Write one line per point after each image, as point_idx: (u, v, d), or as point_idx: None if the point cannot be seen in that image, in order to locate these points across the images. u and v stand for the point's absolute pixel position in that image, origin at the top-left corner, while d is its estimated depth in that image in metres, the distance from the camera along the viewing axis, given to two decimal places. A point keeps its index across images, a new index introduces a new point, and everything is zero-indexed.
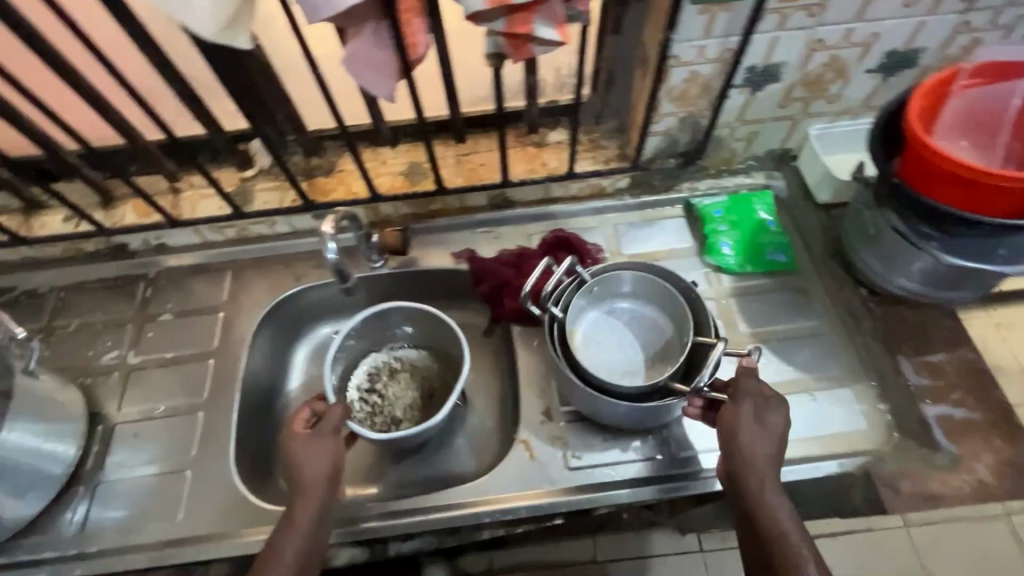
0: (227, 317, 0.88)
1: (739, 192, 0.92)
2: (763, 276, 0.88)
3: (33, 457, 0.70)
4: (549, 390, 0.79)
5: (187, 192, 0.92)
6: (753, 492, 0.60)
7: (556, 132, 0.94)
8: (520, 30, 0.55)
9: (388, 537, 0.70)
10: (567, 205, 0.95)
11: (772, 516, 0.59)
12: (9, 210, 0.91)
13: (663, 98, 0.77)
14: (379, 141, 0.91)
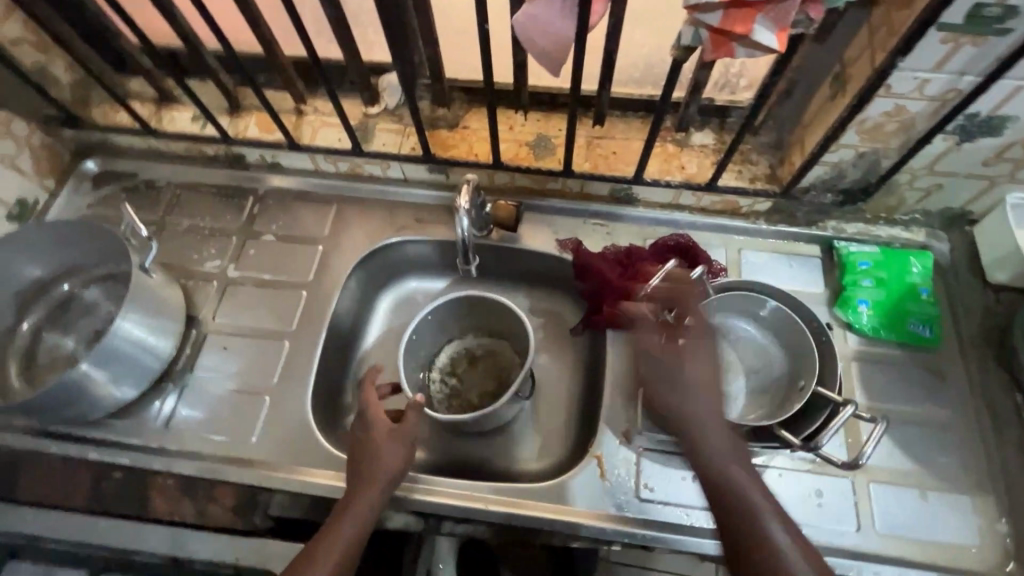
0: (325, 252, 0.88)
1: (893, 246, 0.81)
2: (897, 347, 0.78)
3: (137, 347, 0.74)
4: (634, 411, 0.75)
5: (310, 116, 0.90)
6: (734, 480, 0.61)
7: (703, 134, 0.85)
8: (737, 30, 0.47)
9: (444, 514, 0.70)
10: (693, 215, 0.87)
11: (749, 504, 0.59)
12: (143, 98, 0.92)
13: (851, 128, 0.67)
14: (512, 104, 0.86)
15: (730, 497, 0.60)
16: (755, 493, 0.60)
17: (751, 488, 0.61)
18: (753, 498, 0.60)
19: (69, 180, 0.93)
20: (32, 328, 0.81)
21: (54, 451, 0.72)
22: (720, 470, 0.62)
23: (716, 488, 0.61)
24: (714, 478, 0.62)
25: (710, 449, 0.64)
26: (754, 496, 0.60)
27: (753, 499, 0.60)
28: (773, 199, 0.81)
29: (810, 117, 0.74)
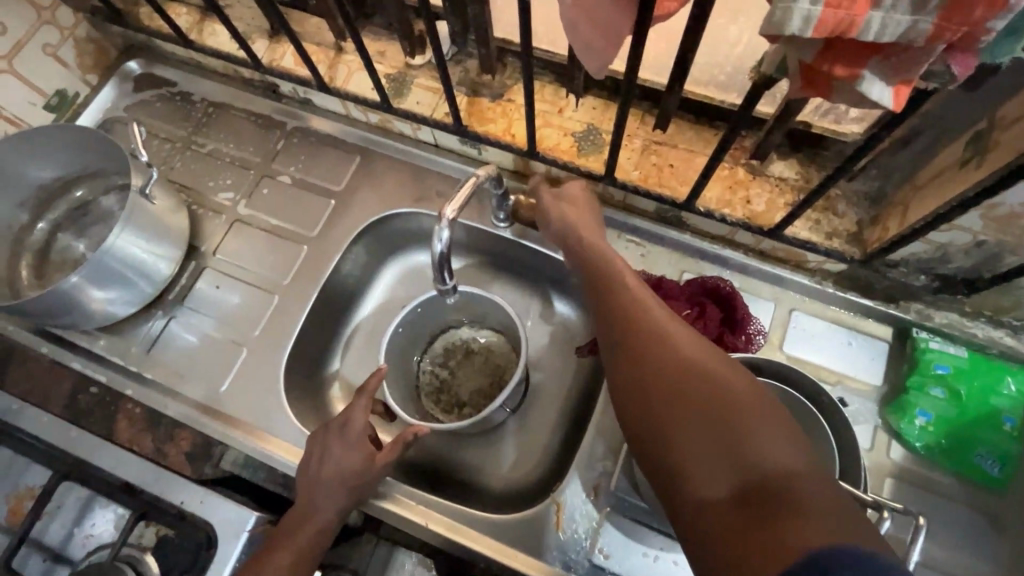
0: (336, 208, 0.82)
1: (987, 354, 0.66)
2: (949, 474, 0.64)
3: (130, 269, 0.73)
4: (611, 466, 0.67)
5: (348, 56, 0.82)
6: (722, 413, 0.41)
7: (786, 165, 0.69)
8: (837, 72, 0.34)
9: (388, 518, 0.68)
10: (747, 257, 0.73)
11: (764, 462, 0.38)
12: (189, 4, 0.87)
13: (974, 210, 0.51)
14: (566, 85, 0.73)
15: (720, 427, 0.40)
16: (784, 446, 0.39)
17: (779, 431, 0.40)
18: (778, 454, 0.39)
19: (112, 78, 0.91)
20: (49, 226, 0.82)
21: (45, 351, 0.75)
22: (716, 399, 0.42)
23: (699, 413, 0.42)
24: (698, 408, 0.42)
25: (697, 373, 0.44)
26: (780, 452, 0.39)
27: (781, 452, 0.39)
28: (848, 264, 0.67)
29: (926, 178, 0.58)
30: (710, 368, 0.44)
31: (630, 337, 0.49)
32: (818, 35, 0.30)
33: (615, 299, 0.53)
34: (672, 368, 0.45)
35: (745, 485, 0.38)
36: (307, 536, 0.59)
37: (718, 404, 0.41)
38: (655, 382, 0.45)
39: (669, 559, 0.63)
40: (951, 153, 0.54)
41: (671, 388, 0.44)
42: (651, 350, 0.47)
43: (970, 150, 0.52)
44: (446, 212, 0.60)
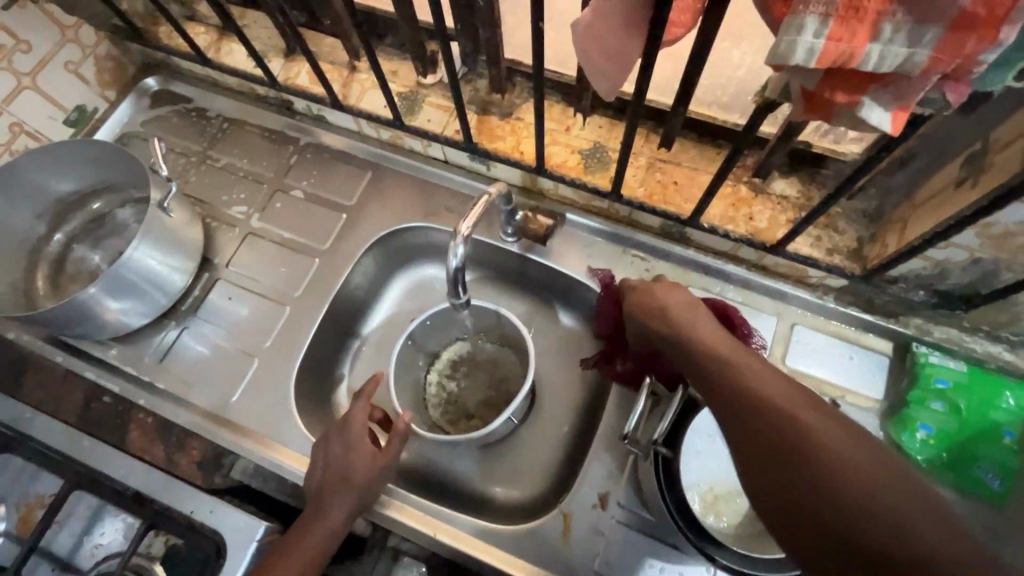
0: (348, 222, 0.84)
1: (985, 369, 0.67)
2: (952, 488, 0.65)
3: (146, 280, 0.74)
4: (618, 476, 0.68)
5: (362, 75, 0.84)
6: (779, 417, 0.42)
7: (786, 183, 0.72)
8: (837, 98, 0.36)
9: (395, 529, 0.68)
10: (751, 272, 0.75)
11: (833, 467, 0.38)
12: (207, 24, 0.90)
13: (970, 228, 0.53)
14: (574, 104, 0.76)
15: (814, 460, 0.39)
16: (851, 451, 0.39)
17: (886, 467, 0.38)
18: (846, 456, 0.38)
19: (130, 94, 0.93)
20: (66, 237, 0.83)
21: (59, 360, 0.77)
22: (778, 407, 0.43)
23: (795, 449, 0.40)
24: (791, 443, 0.40)
25: (789, 409, 0.43)
26: (849, 456, 0.38)
27: (850, 457, 0.38)
28: (849, 280, 0.68)
29: (924, 197, 0.59)
30: (800, 410, 0.42)
31: (710, 375, 0.49)
32: (820, 66, 0.33)
33: (695, 335, 0.54)
34: (757, 407, 0.44)
35: (857, 517, 0.36)
36: (311, 544, 0.60)
37: (808, 435, 0.40)
38: (748, 418, 0.44)
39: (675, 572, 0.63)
40: (948, 172, 0.56)
41: (757, 427, 0.43)
42: (742, 395, 0.46)
43: (965, 170, 0.54)
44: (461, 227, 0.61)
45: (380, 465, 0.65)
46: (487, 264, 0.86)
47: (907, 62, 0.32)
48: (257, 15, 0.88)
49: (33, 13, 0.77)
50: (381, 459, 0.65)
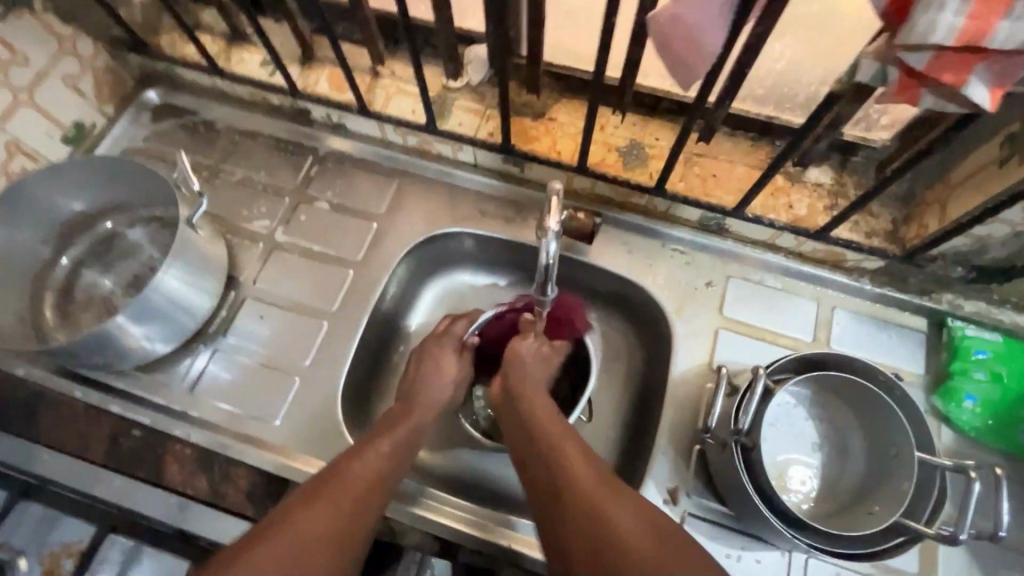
0: (379, 230, 0.82)
1: (1016, 337, 0.71)
2: (998, 454, 0.68)
3: (175, 303, 0.69)
4: (685, 470, 0.68)
5: (386, 80, 0.82)
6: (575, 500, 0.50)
7: (820, 170, 0.74)
8: (946, 79, 0.37)
9: (462, 544, 0.65)
10: (789, 260, 0.77)
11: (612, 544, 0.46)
12: (214, 32, 0.86)
13: (1018, 203, 0.56)
14: (610, 102, 0.76)
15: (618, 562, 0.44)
16: (628, 521, 0.47)
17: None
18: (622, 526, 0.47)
19: (129, 109, 0.88)
20: (73, 262, 0.78)
21: (78, 396, 0.70)
22: (574, 495, 0.51)
23: (599, 550, 0.46)
24: (591, 542, 0.47)
25: (601, 502, 0.49)
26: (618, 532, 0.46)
27: (626, 524, 0.47)
28: (887, 261, 0.71)
29: (961, 177, 0.63)
30: (616, 514, 0.48)
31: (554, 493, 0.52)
32: (956, 44, 0.35)
33: (548, 432, 0.58)
34: (570, 490, 0.51)
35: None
36: (363, 473, 0.57)
37: (625, 551, 0.45)
38: (565, 497, 0.51)
39: (753, 558, 0.64)
40: (985, 152, 0.60)
41: (580, 518, 0.48)
42: (568, 474, 0.52)
43: (1006, 150, 0.57)
44: (551, 222, 0.54)
45: (419, 409, 0.68)
46: (522, 266, 0.85)
47: None
48: (269, 21, 0.85)
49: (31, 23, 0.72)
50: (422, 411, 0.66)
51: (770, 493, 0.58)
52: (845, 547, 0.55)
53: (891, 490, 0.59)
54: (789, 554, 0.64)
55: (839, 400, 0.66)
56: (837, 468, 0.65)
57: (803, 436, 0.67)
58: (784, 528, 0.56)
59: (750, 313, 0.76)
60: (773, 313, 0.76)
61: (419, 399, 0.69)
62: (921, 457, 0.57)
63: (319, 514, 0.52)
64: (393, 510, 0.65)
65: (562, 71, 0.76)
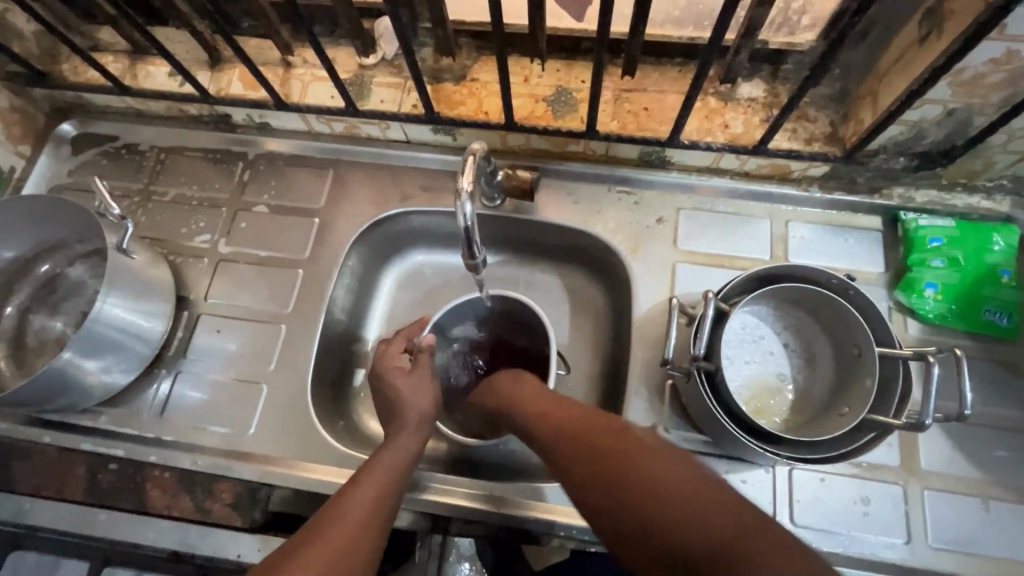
0: (323, 224, 0.80)
1: (972, 219, 0.70)
2: (967, 336, 0.68)
3: (123, 331, 0.68)
4: (662, 407, 0.68)
5: (299, 69, 0.79)
6: (587, 437, 0.46)
7: (751, 85, 0.72)
8: None
9: (453, 516, 0.65)
10: (736, 181, 0.75)
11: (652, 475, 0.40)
12: (115, 51, 0.83)
13: (943, 80, 0.55)
14: (529, 50, 0.74)
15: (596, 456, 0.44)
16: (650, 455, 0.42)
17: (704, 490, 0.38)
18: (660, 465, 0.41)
19: (47, 145, 0.85)
20: (18, 310, 0.77)
21: (48, 440, 0.70)
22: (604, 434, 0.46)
23: (590, 454, 0.44)
24: (578, 440, 0.47)
25: (612, 434, 0.45)
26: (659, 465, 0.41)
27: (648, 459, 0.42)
28: (831, 164, 0.69)
29: (889, 64, 0.61)
30: (598, 427, 0.47)
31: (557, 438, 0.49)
32: None
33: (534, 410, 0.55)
34: (570, 431, 0.48)
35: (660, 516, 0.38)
36: (359, 505, 0.53)
37: (609, 450, 0.44)
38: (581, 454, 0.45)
39: (738, 479, 0.64)
40: (908, 33, 0.58)
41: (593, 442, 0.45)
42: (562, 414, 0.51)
43: (926, 26, 0.55)
44: (465, 183, 0.54)
45: (405, 431, 0.62)
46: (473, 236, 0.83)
47: None
48: (170, 29, 0.82)
49: None
50: (410, 367, 0.67)
51: (739, 412, 0.59)
52: (819, 452, 0.56)
53: (857, 390, 0.59)
54: (773, 469, 0.64)
55: (801, 309, 0.65)
56: (808, 378, 0.66)
57: (771, 350, 0.67)
58: (758, 444, 0.57)
59: (706, 241, 0.74)
60: (728, 237, 0.74)
61: (404, 422, 0.63)
62: (883, 352, 0.57)
63: (320, 553, 0.47)
64: None
65: (475, 28, 0.74)
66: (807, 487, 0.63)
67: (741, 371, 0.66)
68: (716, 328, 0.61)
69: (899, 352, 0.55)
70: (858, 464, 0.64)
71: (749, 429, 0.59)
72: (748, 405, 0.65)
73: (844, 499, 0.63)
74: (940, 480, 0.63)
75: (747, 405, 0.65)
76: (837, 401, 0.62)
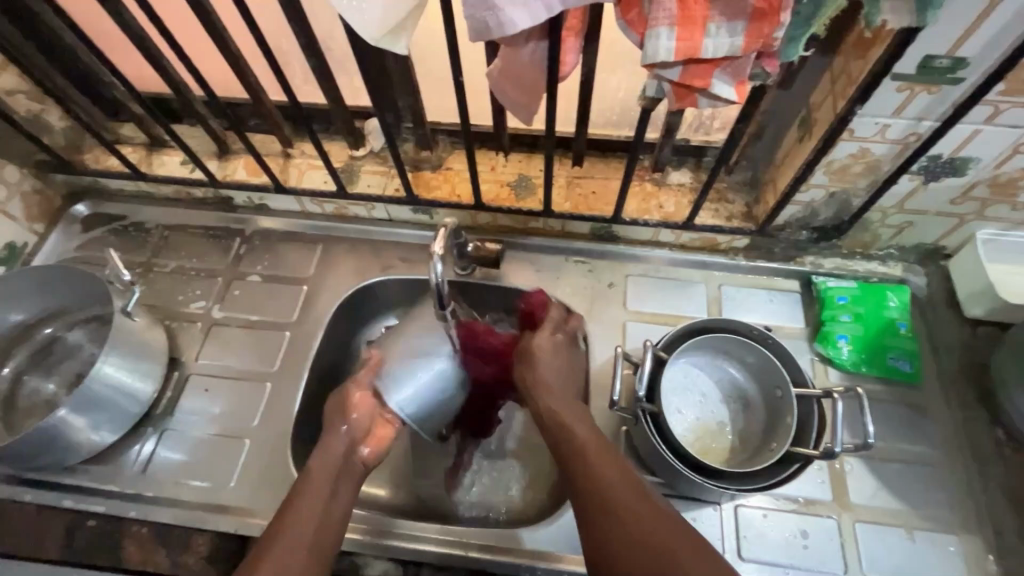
0: (310, 292, 0.89)
1: (871, 281, 0.82)
2: (879, 382, 0.78)
3: (118, 391, 0.73)
4: (618, 450, 0.74)
5: (298, 159, 0.92)
6: (593, 491, 0.54)
7: (680, 172, 0.86)
8: (697, 84, 0.49)
9: (423, 561, 0.68)
10: (673, 252, 0.88)
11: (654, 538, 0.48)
12: (135, 144, 0.95)
13: (818, 169, 0.69)
14: (495, 145, 0.88)
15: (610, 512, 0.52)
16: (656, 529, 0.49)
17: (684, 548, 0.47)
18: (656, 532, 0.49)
19: (60, 223, 0.94)
20: (14, 372, 0.81)
21: (29, 499, 0.73)
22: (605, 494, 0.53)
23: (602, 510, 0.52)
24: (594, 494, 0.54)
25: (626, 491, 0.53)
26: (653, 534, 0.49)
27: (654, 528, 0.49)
28: (749, 237, 0.83)
29: (782, 158, 0.76)
30: (616, 486, 0.54)
31: (541, 397, 0.66)
32: (679, 59, 0.45)
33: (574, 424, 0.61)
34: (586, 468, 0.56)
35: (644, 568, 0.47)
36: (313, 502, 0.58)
37: (619, 515, 0.51)
38: (562, 448, 0.60)
39: (689, 517, 0.69)
40: (791, 134, 0.73)
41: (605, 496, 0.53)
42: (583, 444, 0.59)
43: (801, 130, 0.70)
44: (439, 247, 0.64)
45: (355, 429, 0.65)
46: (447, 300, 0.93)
47: (732, 48, 0.46)
48: (185, 126, 0.94)
49: None
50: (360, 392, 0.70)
51: (682, 449, 0.66)
52: (752, 484, 0.63)
53: (783, 428, 0.67)
54: (720, 507, 0.70)
55: (733, 360, 0.74)
56: (745, 422, 0.74)
57: (711, 397, 0.75)
58: (699, 478, 0.63)
59: (651, 303, 0.85)
60: (670, 299, 0.85)
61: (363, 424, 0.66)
62: (800, 392, 0.66)
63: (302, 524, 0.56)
64: (353, 544, 0.69)
65: (449, 127, 0.88)
66: (751, 523, 0.69)
67: (686, 415, 0.74)
68: (658, 374, 0.70)
69: (814, 392, 0.64)
70: (795, 500, 0.70)
71: (691, 465, 0.66)
72: (692, 447, 0.72)
73: (786, 534, 0.68)
74: (870, 513, 0.70)
75: (692, 446, 0.72)
76: (768, 439, 0.70)
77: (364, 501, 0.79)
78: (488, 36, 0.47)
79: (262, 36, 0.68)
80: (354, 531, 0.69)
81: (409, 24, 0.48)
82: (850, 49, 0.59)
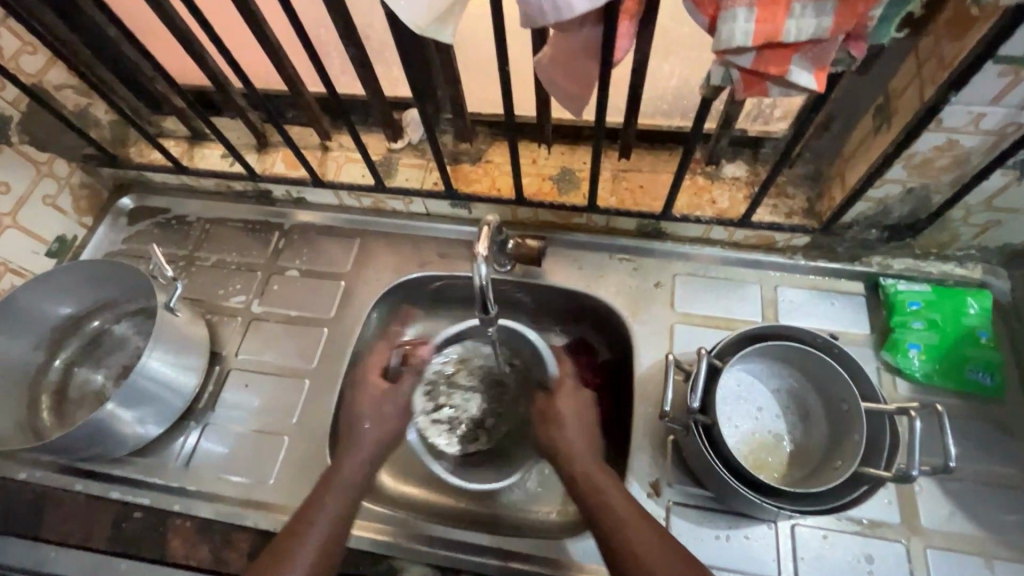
0: (348, 287, 0.88)
1: (947, 284, 0.75)
2: (954, 395, 0.71)
3: (162, 386, 0.74)
4: (664, 460, 0.70)
5: (336, 152, 0.90)
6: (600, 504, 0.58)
7: (734, 164, 0.80)
8: (772, 72, 0.44)
9: (462, 568, 0.67)
10: (725, 250, 0.82)
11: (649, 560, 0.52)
12: (177, 137, 0.95)
13: (897, 163, 0.63)
14: (537, 137, 0.85)
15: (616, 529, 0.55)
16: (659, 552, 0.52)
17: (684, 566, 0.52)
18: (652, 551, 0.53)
19: (106, 217, 0.96)
20: (64, 363, 0.83)
21: (80, 488, 0.75)
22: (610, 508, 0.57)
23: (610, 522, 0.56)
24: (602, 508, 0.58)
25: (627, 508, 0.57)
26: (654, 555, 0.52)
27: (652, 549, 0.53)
28: (811, 235, 0.77)
29: (852, 149, 0.69)
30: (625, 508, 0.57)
31: (568, 453, 0.64)
32: (756, 43, 0.41)
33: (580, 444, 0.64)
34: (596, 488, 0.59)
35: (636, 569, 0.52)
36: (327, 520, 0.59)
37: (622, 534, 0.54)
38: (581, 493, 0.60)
39: (741, 535, 0.65)
40: (865, 124, 0.67)
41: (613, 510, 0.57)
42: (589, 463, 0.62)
43: (878, 119, 0.64)
44: (482, 247, 0.62)
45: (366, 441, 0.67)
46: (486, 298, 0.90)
47: (817, 30, 0.41)
48: (225, 119, 0.94)
49: (10, 156, 0.80)
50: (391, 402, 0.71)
51: (737, 465, 0.61)
52: (815, 505, 0.59)
53: (848, 444, 0.62)
54: (775, 525, 0.65)
55: (792, 369, 0.70)
56: (803, 435, 0.69)
57: (766, 409, 0.71)
58: (756, 497, 0.59)
59: (701, 304, 0.80)
60: (722, 300, 0.80)
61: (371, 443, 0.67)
62: (870, 408, 0.61)
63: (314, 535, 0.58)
64: (390, 547, 0.68)
65: (489, 118, 0.85)
66: (809, 544, 0.64)
67: (740, 426, 0.70)
68: (711, 383, 0.65)
69: (886, 408, 0.59)
70: (859, 522, 0.65)
71: (747, 482, 0.61)
72: (747, 461, 0.68)
73: (849, 558, 0.63)
74: (943, 539, 0.64)
75: (746, 459, 0.68)
76: (832, 456, 0.65)
77: (401, 501, 0.78)
78: (542, 22, 0.43)
79: (301, 27, 0.66)
80: (392, 534, 0.69)
81: (456, 11, 0.44)
82: (944, 29, 0.53)
